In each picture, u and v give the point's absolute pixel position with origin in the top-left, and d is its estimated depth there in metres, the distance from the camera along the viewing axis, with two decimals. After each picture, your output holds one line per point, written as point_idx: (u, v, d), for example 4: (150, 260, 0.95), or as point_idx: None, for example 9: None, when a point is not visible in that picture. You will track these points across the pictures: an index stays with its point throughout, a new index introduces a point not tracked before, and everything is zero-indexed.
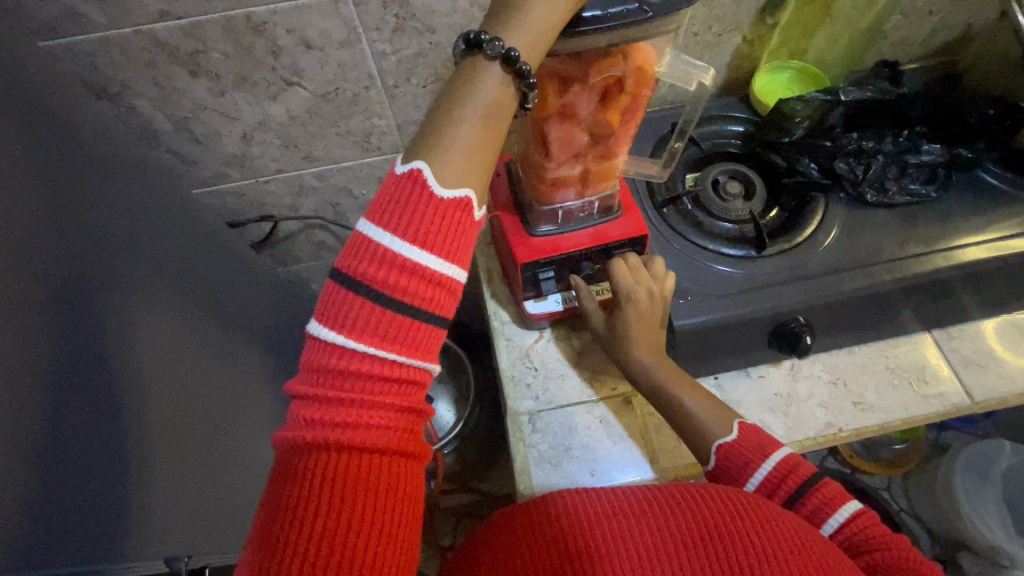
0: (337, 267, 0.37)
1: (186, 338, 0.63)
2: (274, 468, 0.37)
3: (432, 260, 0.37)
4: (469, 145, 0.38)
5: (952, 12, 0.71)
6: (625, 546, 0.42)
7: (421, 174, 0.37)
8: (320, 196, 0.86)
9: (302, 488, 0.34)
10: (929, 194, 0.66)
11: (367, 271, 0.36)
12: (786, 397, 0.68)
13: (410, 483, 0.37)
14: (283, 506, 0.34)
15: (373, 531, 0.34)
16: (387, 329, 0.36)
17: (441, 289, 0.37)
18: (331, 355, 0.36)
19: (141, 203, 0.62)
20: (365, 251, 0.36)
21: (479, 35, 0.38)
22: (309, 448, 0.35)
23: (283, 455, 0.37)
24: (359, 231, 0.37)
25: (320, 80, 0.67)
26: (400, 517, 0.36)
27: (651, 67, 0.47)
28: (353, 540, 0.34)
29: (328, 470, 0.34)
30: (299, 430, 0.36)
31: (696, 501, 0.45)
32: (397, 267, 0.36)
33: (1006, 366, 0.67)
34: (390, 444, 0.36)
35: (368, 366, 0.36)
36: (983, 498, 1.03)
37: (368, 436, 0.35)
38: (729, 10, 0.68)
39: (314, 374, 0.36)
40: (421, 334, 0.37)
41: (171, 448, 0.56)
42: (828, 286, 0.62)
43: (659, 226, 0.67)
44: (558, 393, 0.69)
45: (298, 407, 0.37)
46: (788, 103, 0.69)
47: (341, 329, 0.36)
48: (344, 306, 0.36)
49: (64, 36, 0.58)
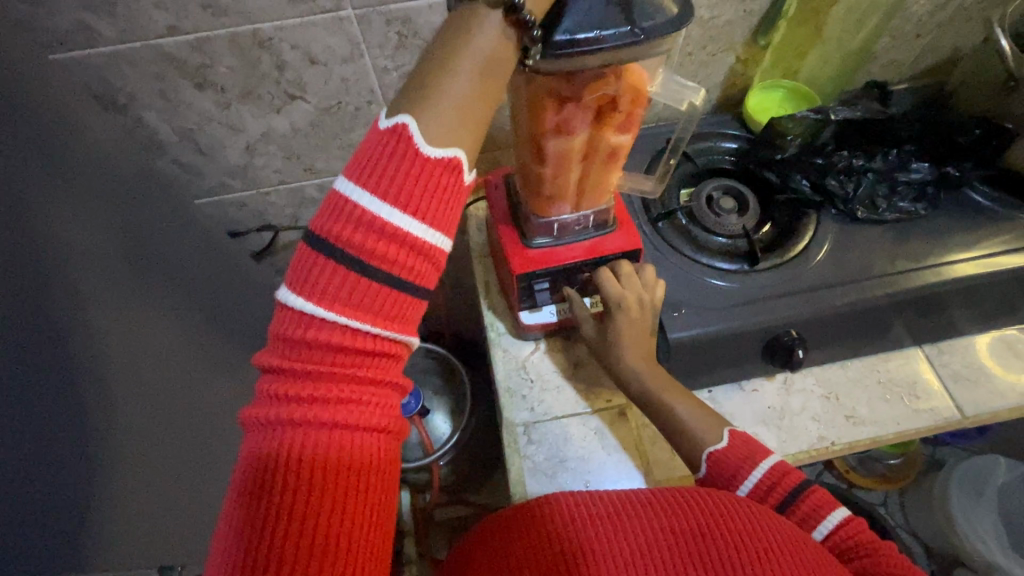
0: (313, 229, 0.37)
1: (179, 345, 0.63)
2: (246, 443, 0.37)
3: (415, 226, 0.37)
4: (460, 103, 0.37)
5: (940, 35, 0.73)
6: (608, 542, 0.43)
7: (406, 131, 0.36)
8: (321, 208, 0.87)
9: (276, 459, 0.35)
10: (918, 211, 0.67)
11: (343, 235, 0.36)
12: (778, 409, 0.68)
13: (385, 454, 0.38)
14: (258, 480, 0.35)
15: (350, 507, 0.35)
16: (360, 299, 0.36)
17: (421, 257, 0.38)
18: (304, 328, 0.36)
19: (144, 211, 0.63)
20: (343, 214, 0.36)
21: None
22: (280, 420, 0.36)
23: (255, 425, 0.37)
24: (336, 192, 0.37)
25: (323, 94, 0.68)
26: (373, 486, 0.36)
27: (644, 86, 0.49)
28: (327, 509, 0.34)
29: (300, 442, 0.35)
30: (271, 402, 0.36)
31: (686, 503, 0.46)
32: (376, 230, 0.36)
33: (996, 381, 0.68)
34: (370, 418, 0.37)
35: (338, 337, 0.36)
36: (979, 515, 1.04)
37: (339, 409, 0.36)
38: (722, 30, 0.70)
39: (284, 345, 0.37)
40: (399, 305, 0.38)
41: (149, 454, 0.56)
42: (819, 300, 0.63)
43: (655, 241, 0.68)
44: (554, 404, 0.70)
45: (269, 381, 0.37)
46: (781, 121, 0.71)
47: (311, 296, 0.36)
48: (316, 273, 0.36)
49: (75, 50, 0.59)
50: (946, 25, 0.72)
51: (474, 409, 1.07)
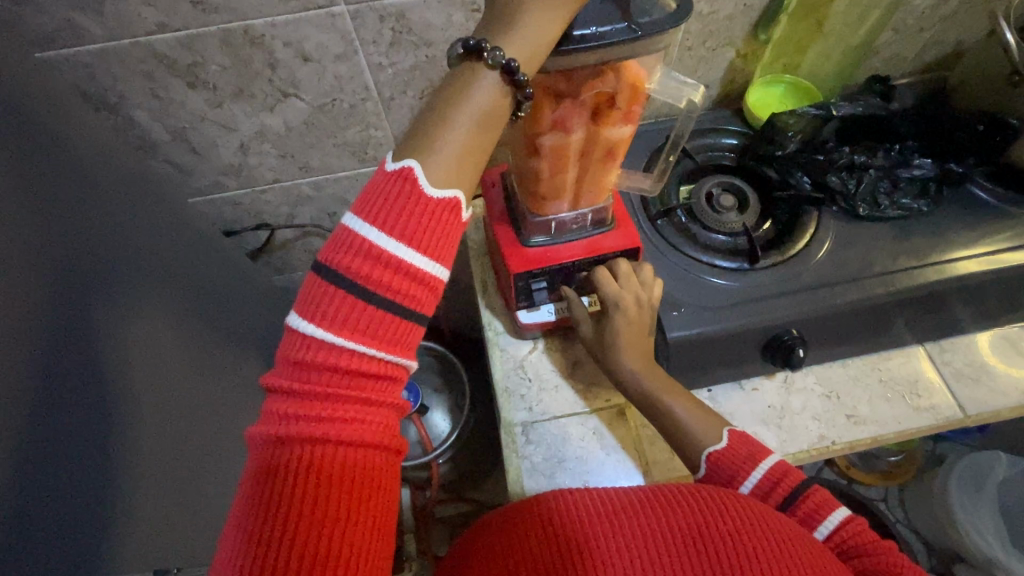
0: (321, 261, 0.37)
1: (177, 347, 0.63)
2: (250, 464, 0.37)
3: (418, 259, 0.37)
4: (461, 148, 0.38)
5: (943, 29, 0.72)
6: (615, 543, 0.42)
7: (412, 173, 0.37)
8: (317, 206, 0.86)
9: (279, 482, 0.34)
10: (920, 208, 0.66)
11: (351, 266, 0.36)
12: (779, 409, 0.68)
13: (387, 479, 0.37)
14: (260, 503, 0.34)
15: (354, 531, 0.34)
16: (366, 323, 0.36)
17: (421, 286, 0.37)
18: (310, 349, 0.36)
19: (137, 211, 0.63)
20: (349, 246, 0.36)
21: (480, 43, 0.37)
22: (284, 442, 0.35)
23: (258, 448, 0.36)
24: (344, 226, 0.37)
25: (317, 92, 0.67)
26: (376, 510, 0.36)
27: (642, 83, 0.48)
28: (330, 534, 0.34)
29: (304, 465, 0.34)
30: (275, 424, 0.36)
31: (694, 498, 0.45)
32: (380, 262, 0.36)
33: (999, 379, 0.68)
34: (369, 439, 0.36)
35: (346, 361, 0.36)
36: (980, 511, 1.03)
37: (344, 430, 0.35)
38: (722, 25, 0.69)
39: (290, 367, 0.36)
40: (402, 330, 0.37)
41: (156, 459, 0.56)
42: (820, 299, 0.62)
43: (654, 238, 0.68)
44: (552, 404, 0.69)
45: (273, 400, 0.37)
46: (782, 117, 0.70)
47: (319, 321, 0.36)
48: (324, 299, 0.36)
49: (64, 48, 0.58)
50: (949, 18, 0.71)
51: (473, 407, 1.07)
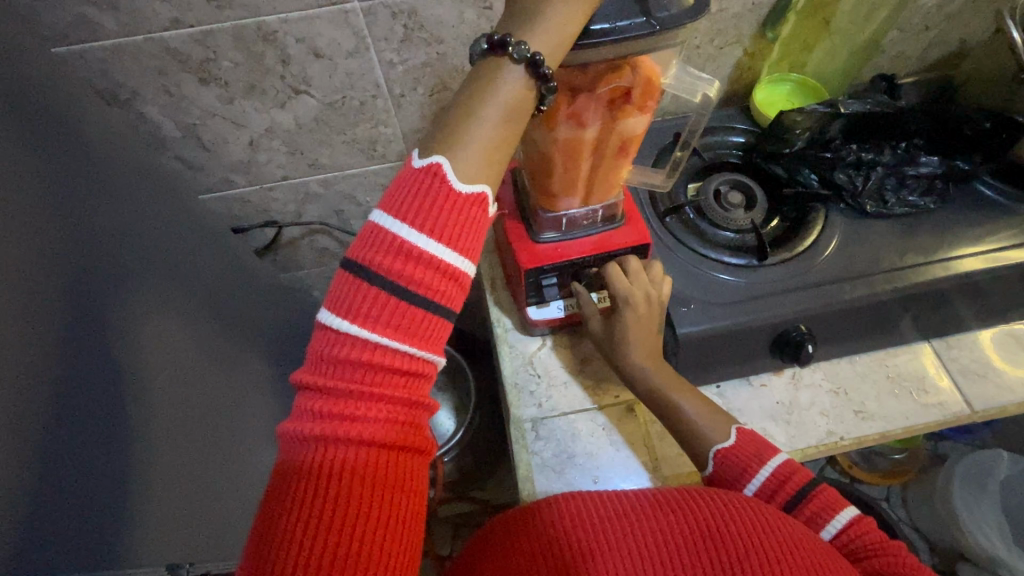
0: (350, 258, 0.37)
1: (189, 342, 0.63)
2: (279, 462, 0.37)
3: (445, 253, 0.37)
4: (486, 143, 0.39)
5: (948, 28, 0.73)
6: (631, 546, 0.43)
7: (440, 169, 0.37)
8: (324, 203, 0.87)
9: (309, 481, 0.34)
10: (926, 206, 0.67)
11: (380, 262, 0.36)
12: (787, 405, 0.68)
13: (415, 478, 0.37)
14: (289, 503, 0.34)
15: (382, 531, 0.35)
16: (398, 320, 0.36)
17: (450, 281, 0.38)
18: (342, 346, 0.36)
19: (148, 206, 0.63)
20: (378, 242, 0.36)
21: (505, 38, 0.38)
22: (316, 441, 0.35)
23: (288, 446, 0.37)
24: (371, 223, 0.37)
25: (327, 89, 0.68)
26: (404, 510, 0.36)
27: (658, 79, 0.49)
28: (359, 534, 0.34)
29: (335, 464, 0.35)
30: (306, 422, 0.36)
31: (704, 500, 0.46)
32: (408, 257, 0.36)
33: (1005, 376, 0.68)
34: (399, 437, 0.36)
35: (378, 358, 0.36)
36: (982, 509, 1.04)
37: (374, 430, 0.35)
38: (730, 24, 0.69)
39: (322, 364, 0.36)
40: (430, 327, 0.37)
41: (168, 453, 0.56)
42: (828, 295, 0.62)
43: (663, 235, 0.68)
44: (561, 400, 0.70)
45: (303, 397, 0.37)
46: (788, 116, 0.70)
47: (351, 317, 0.36)
48: (356, 296, 0.36)
49: (77, 43, 0.59)
50: (954, 18, 0.72)
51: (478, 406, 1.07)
